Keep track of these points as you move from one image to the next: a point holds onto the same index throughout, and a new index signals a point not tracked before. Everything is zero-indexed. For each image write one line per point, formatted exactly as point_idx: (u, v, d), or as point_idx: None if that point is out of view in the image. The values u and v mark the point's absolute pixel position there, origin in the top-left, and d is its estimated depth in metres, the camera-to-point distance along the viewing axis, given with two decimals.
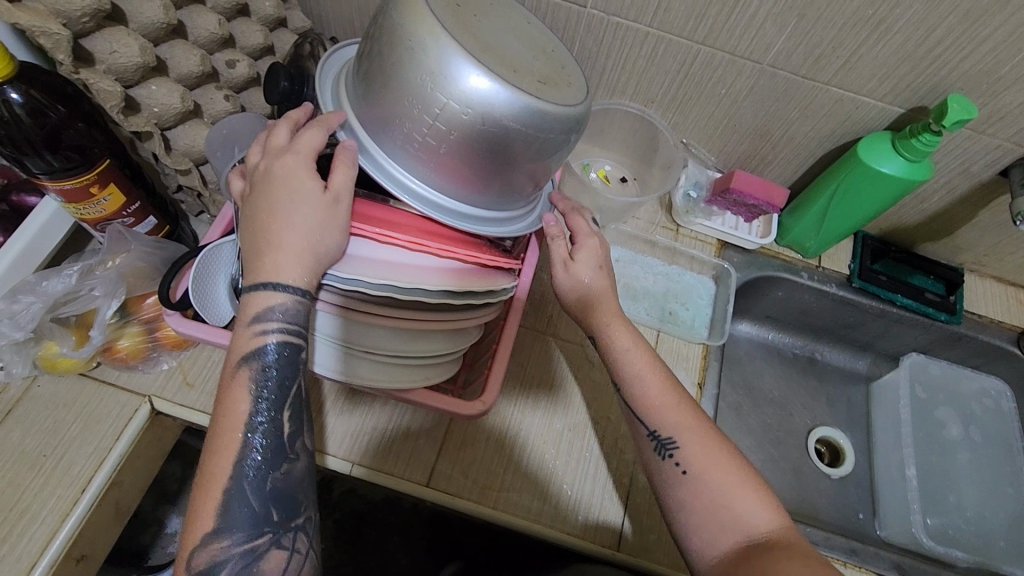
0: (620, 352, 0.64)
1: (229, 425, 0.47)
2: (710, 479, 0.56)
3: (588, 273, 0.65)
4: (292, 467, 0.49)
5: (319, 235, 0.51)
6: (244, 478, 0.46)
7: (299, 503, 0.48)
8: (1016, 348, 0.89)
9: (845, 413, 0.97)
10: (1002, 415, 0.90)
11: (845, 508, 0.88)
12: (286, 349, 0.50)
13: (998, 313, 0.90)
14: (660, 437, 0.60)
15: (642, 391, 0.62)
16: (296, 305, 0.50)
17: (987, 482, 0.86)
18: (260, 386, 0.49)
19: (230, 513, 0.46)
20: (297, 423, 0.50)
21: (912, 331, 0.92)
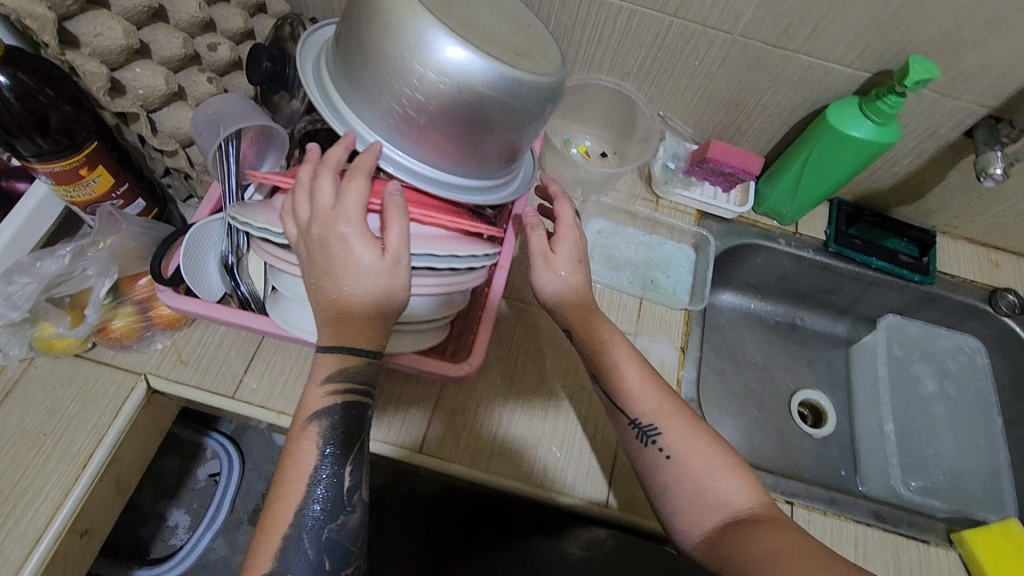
0: (602, 343, 0.66)
1: (294, 475, 0.51)
2: (690, 463, 0.59)
3: (565, 261, 0.65)
4: (347, 519, 0.52)
5: (388, 300, 0.51)
6: (303, 527, 0.50)
7: (348, 553, 0.52)
8: (988, 306, 0.91)
9: (826, 376, 1.00)
10: (976, 372, 0.92)
11: (827, 466, 0.91)
12: (354, 408, 0.53)
13: (970, 273, 0.93)
14: (642, 424, 0.63)
15: (624, 383, 0.65)
16: (367, 367, 0.53)
17: (962, 435, 0.89)
18: (330, 445, 0.52)
19: (285, 558, 0.49)
20: (357, 477, 0.53)
21: (888, 293, 0.95)
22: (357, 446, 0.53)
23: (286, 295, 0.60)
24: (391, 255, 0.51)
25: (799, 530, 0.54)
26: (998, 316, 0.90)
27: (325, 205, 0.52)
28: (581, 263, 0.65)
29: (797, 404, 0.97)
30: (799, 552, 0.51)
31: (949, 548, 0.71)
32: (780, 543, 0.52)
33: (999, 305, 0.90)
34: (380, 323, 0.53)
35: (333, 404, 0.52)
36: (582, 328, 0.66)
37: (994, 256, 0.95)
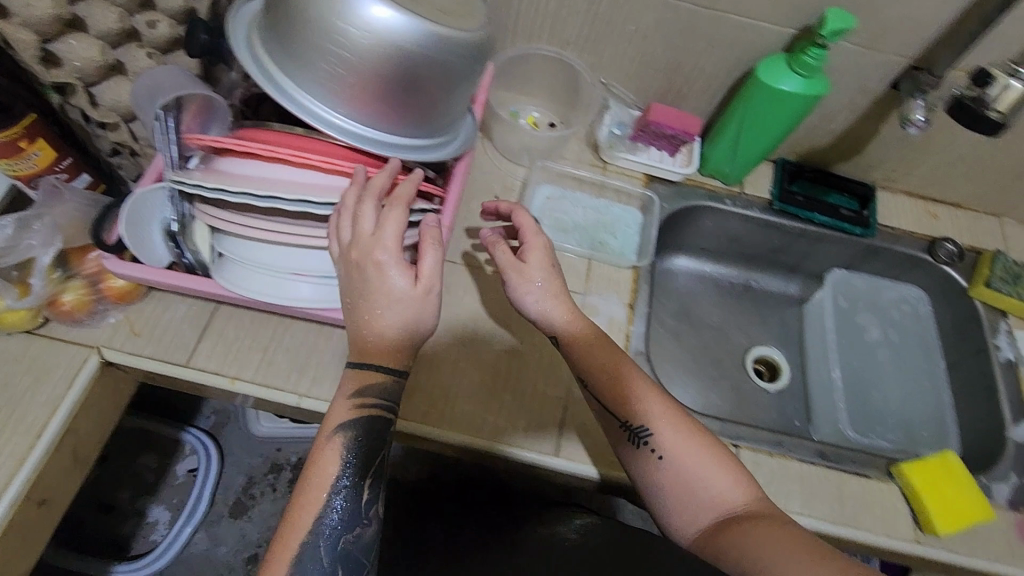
0: (587, 348, 0.69)
1: (316, 484, 0.54)
2: (685, 462, 0.62)
3: (541, 274, 0.70)
4: (364, 532, 0.54)
5: (415, 322, 0.56)
6: (320, 534, 0.52)
7: (362, 566, 0.54)
8: (928, 255, 0.94)
9: (779, 334, 1.03)
10: (916, 321, 0.97)
11: (781, 418, 0.94)
12: (375, 422, 0.57)
13: (910, 225, 0.96)
14: (634, 427, 0.64)
15: (613, 387, 0.66)
16: (394, 384, 0.58)
17: (907, 379, 0.93)
18: (354, 461, 0.55)
19: (301, 564, 0.51)
20: (375, 492, 0.56)
21: (833, 248, 0.98)
22: (377, 459, 0.56)
23: (229, 257, 0.62)
24: (428, 284, 0.55)
25: (794, 523, 0.55)
26: (937, 265, 0.94)
27: (362, 232, 0.55)
28: (552, 267, 0.71)
29: (754, 358, 1.00)
30: (790, 538, 0.53)
31: (891, 483, 0.74)
32: (781, 534, 0.55)
33: (938, 254, 0.93)
34: (407, 344, 0.57)
35: (357, 417, 0.56)
36: (569, 332, 0.69)
37: (933, 208, 0.98)
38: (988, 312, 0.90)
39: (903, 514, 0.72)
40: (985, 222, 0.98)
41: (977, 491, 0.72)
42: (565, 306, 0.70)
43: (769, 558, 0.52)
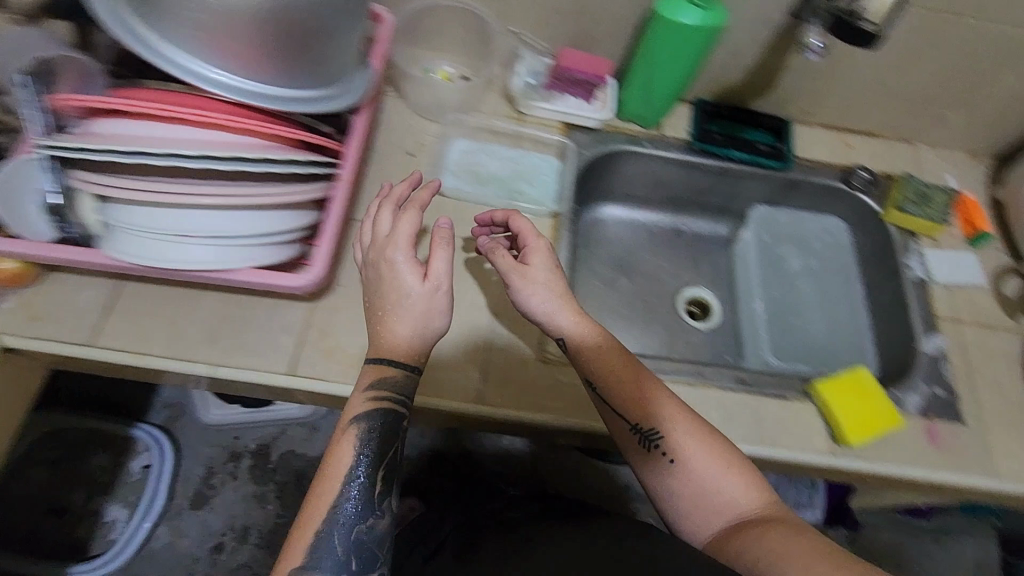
0: (593, 350, 0.67)
1: (331, 474, 0.57)
2: (699, 465, 0.61)
3: (540, 288, 0.68)
4: (377, 523, 0.57)
5: (427, 320, 0.60)
6: (335, 523, 0.55)
7: (375, 555, 0.57)
8: (845, 185, 0.96)
9: (710, 272, 1.04)
10: (835, 248, 0.99)
11: (714, 355, 0.96)
12: (388, 416, 0.60)
13: (826, 156, 0.98)
14: (643, 429, 0.64)
15: (623, 391, 0.65)
16: (406, 377, 0.61)
17: (829, 307, 0.96)
18: (370, 455, 0.58)
19: (316, 552, 0.54)
20: (387, 486, 0.59)
21: (754, 185, 0.99)
22: (389, 454, 0.59)
23: (115, 226, 0.60)
24: (442, 285, 0.59)
25: (803, 531, 0.56)
26: (853, 194, 0.96)
27: (381, 237, 0.63)
28: (557, 268, 0.69)
29: (687, 297, 1.02)
30: (799, 545, 0.54)
31: (808, 402, 0.77)
32: (792, 539, 0.56)
33: (853, 183, 0.96)
34: (418, 342, 0.61)
35: (372, 409, 0.60)
36: (576, 335, 0.67)
37: (849, 138, 1.00)
38: (900, 234, 0.93)
39: (819, 430, 0.75)
40: (897, 147, 1.01)
41: (887, 401, 0.76)
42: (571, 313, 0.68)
43: (789, 564, 0.53)
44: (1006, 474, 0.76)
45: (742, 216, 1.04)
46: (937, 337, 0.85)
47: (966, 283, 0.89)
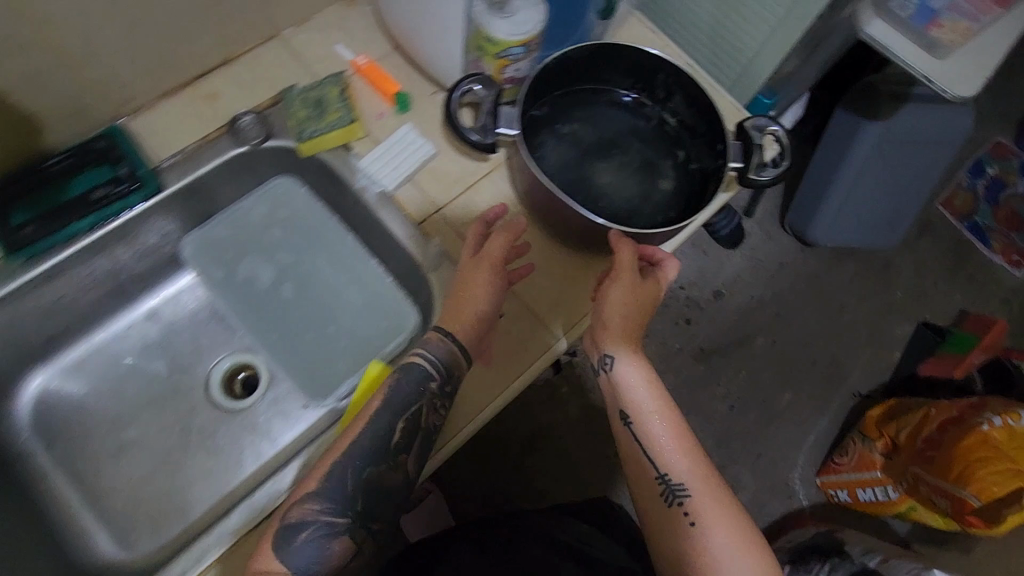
0: (633, 383, 0.65)
1: (366, 412, 0.61)
2: (720, 537, 0.59)
3: (620, 313, 0.65)
4: (386, 474, 0.60)
5: (462, 286, 0.67)
6: (353, 458, 0.59)
7: (379, 505, 0.59)
8: (245, 146, 0.73)
9: (219, 331, 0.81)
10: (302, 212, 0.79)
11: (287, 416, 0.78)
12: (426, 379, 0.63)
13: (194, 131, 0.73)
14: (671, 484, 0.62)
15: (660, 436, 0.63)
16: (442, 346, 0.64)
17: (343, 274, 0.78)
18: (403, 410, 0.61)
19: (329, 484, 0.58)
20: (409, 442, 0.61)
21: (153, 226, 0.73)
22: (413, 411, 0.61)
23: None
24: (495, 261, 0.67)
25: None
26: (262, 148, 0.74)
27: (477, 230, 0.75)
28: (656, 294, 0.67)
29: (221, 378, 0.80)
30: None
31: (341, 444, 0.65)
32: None
33: (249, 138, 0.73)
34: (454, 305, 0.66)
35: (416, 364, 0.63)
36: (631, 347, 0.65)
37: (203, 86, 0.75)
38: (333, 160, 0.75)
39: None
40: (263, 54, 0.77)
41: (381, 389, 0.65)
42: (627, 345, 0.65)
43: None
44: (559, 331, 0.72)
45: (177, 257, 0.78)
46: (433, 245, 0.73)
47: (420, 161, 0.75)
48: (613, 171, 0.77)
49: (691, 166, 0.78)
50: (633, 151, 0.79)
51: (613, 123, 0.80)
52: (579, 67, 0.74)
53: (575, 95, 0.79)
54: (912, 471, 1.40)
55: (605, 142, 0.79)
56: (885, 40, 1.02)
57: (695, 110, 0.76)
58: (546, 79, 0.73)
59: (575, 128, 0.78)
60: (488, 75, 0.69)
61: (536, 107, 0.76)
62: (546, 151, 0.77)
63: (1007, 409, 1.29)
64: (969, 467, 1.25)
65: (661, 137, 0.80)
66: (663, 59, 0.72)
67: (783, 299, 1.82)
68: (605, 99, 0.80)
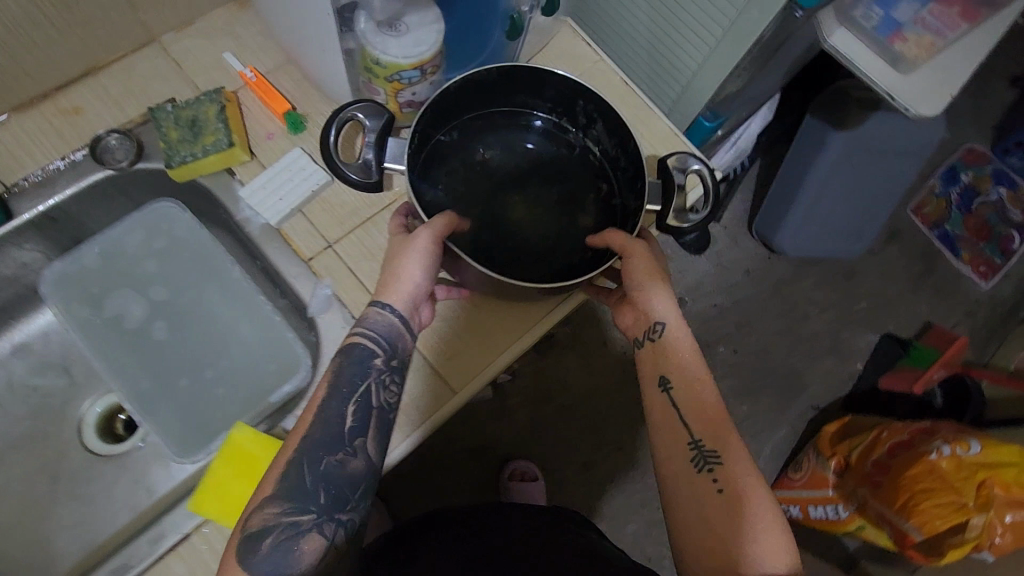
0: (670, 341, 0.62)
1: (313, 407, 0.55)
2: (746, 507, 0.55)
3: (643, 283, 0.62)
4: (347, 459, 0.53)
5: (392, 262, 0.58)
6: (306, 457, 0.53)
7: (346, 493, 0.53)
8: (109, 169, 0.66)
9: (92, 372, 0.75)
10: (186, 240, 0.71)
11: (162, 467, 0.71)
12: (373, 355, 0.57)
13: (51, 151, 0.65)
14: (702, 448, 0.58)
15: (694, 401, 0.60)
16: (385, 319, 0.57)
17: (228, 311, 0.71)
18: (350, 393, 0.55)
19: (287, 484, 0.52)
20: (363, 422, 0.55)
21: (8, 256, 0.66)
22: (362, 387, 0.56)
23: None
24: (436, 231, 0.57)
25: None
26: (131, 170, 0.66)
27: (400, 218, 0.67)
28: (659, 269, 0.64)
29: (95, 425, 0.74)
30: None
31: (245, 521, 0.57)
32: None
33: (113, 162, 0.65)
34: (386, 280, 0.58)
35: (353, 344, 0.57)
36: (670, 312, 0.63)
37: (65, 100, 0.67)
38: (213, 185, 0.67)
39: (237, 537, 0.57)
40: (137, 64, 0.69)
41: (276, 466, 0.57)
42: (670, 307, 0.63)
43: None
44: (455, 387, 0.66)
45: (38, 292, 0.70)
46: (323, 286, 0.66)
47: (309, 191, 0.67)
48: (527, 209, 0.71)
49: (615, 205, 0.71)
50: (553, 183, 0.72)
51: (532, 151, 0.73)
52: (488, 88, 0.67)
53: (489, 118, 0.72)
54: (862, 494, 1.24)
55: (521, 173, 0.72)
56: (851, 54, 0.90)
57: (617, 142, 0.69)
58: (450, 104, 0.66)
59: (488, 155, 0.71)
60: (378, 102, 0.60)
61: (441, 132, 0.68)
62: (454, 182, 0.70)
63: (957, 437, 1.15)
64: (914, 498, 1.13)
65: (584, 169, 0.73)
66: (581, 84, 0.65)
67: (746, 309, 1.64)
68: (523, 124, 0.73)
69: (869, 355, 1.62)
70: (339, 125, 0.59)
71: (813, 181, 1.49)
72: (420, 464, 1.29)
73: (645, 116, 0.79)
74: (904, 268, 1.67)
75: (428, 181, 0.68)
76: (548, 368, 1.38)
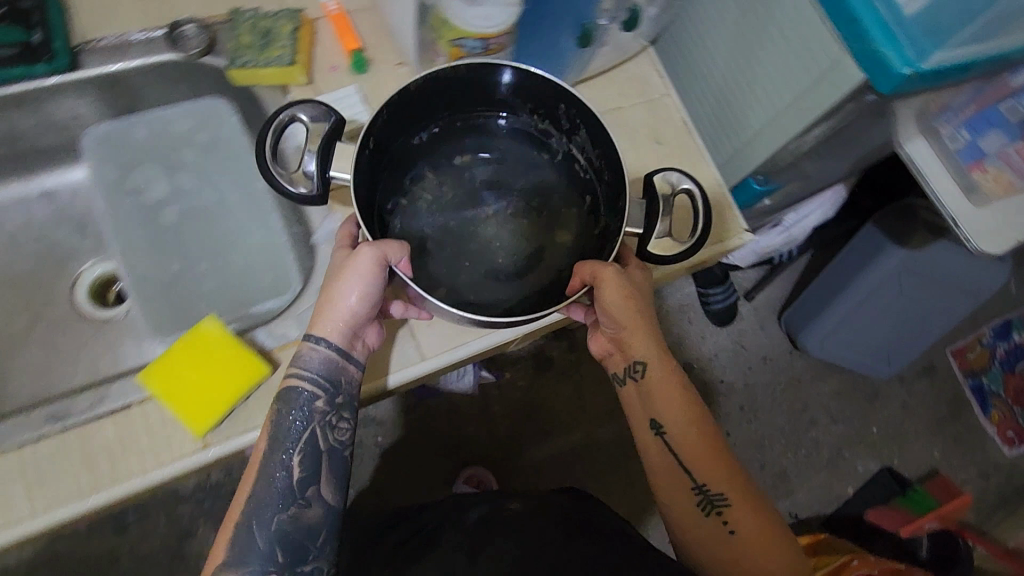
0: (663, 388, 0.65)
1: (252, 462, 0.56)
2: (753, 538, 0.62)
3: (627, 312, 0.62)
4: (301, 510, 0.55)
5: (329, 293, 0.57)
6: (255, 521, 0.54)
7: (306, 545, 0.55)
8: (178, 53, 0.69)
9: (94, 236, 0.77)
10: (227, 142, 0.74)
11: (133, 345, 0.73)
12: (312, 399, 0.57)
13: (134, 22, 0.68)
14: (707, 491, 0.63)
15: (691, 445, 0.64)
16: (325, 357, 0.57)
17: (238, 219, 0.74)
18: (294, 445, 0.56)
19: (237, 549, 0.53)
20: (311, 472, 0.56)
21: (63, 105, 0.69)
22: (302, 438, 0.56)
23: None
24: (380, 255, 0.55)
25: None
26: (196, 61, 0.69)
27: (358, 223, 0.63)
28: (635, 298, 0.62)
29: (90, 286, 0.76)
30: None
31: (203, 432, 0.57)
32: None
33: (184, 48, 0.68)
34: (320, 314, 0.57)
35: (293, 384, 0.57)
36: (660, 360, 0.65)
37: None
38: (265, 95, 0.70)
39: (168, 429, 0.57)
40: None
41: (230, 359, 0.58)
42: (654, 347, 0.65)
43: None
44: (429, 352, 0.67)
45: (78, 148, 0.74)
46: (331, 219, 0.67)
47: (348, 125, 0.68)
48: (501, 227, 0.69)
49: (595, 224, 0.68)
50: (534, 196, 0.70)
51: (516, 161, 0.71)
52: (458, 88, 0.64)
53: (468, 123, 0.70)
54: None
55: (498, 182, 0.70)
56: (924, 166, 0.84)
57: (601, 152, 0.65)
58: (413, 106, 0.64)
59: (467, 160, 0.70)
60: (310, 104, 0.61)
61: (414, 132, 0.67)
62: (427, 185, 0.69)
63: None
64: None
65: (570, 180, 0.70)
66: (559, 86, 0.62)
67: (752, 394, 1.58)
68: (501, 125, 0.70)
69: (863, 483, 1.53)
70: (280, 131, 0.60)
71: (851, 296, 1.42)
72: (381, 438, 1.29)
73: (696, 161, 0.80)
74: (927, 407, 1.59)
75: (392, 179, 0.67)
76: (535, 388, 1.35)
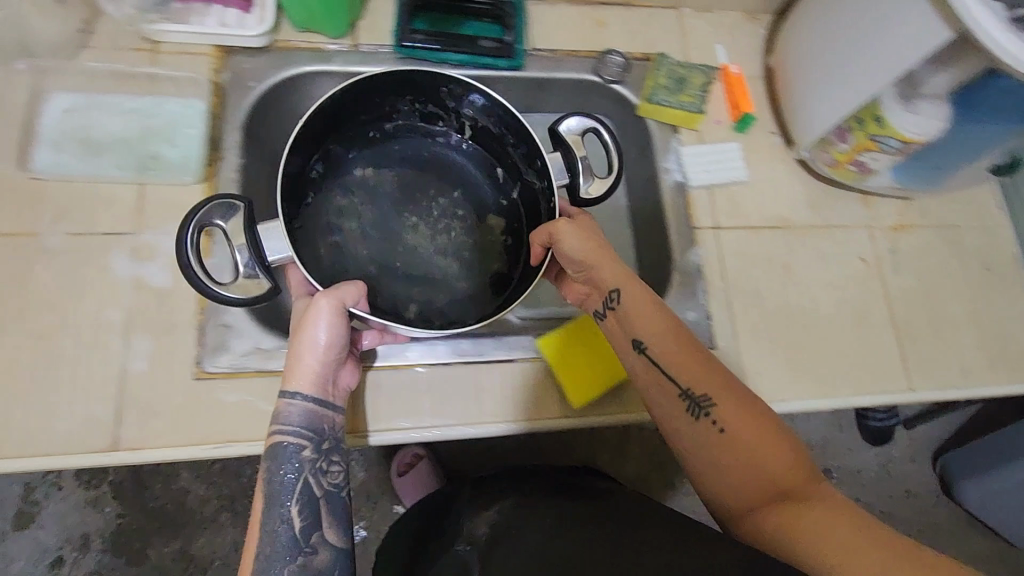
0: (630, 304, 0.58)
1: (251, 517, 0.53)
2: (744, 434, 0.52)
3: (584, 249, 0.60)
4: (310, 558, 0.52)
5: (297, 346, 0.56)
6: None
7: None
8: (597, 77, 0.79)
9: None
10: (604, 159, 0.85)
11: None
12: (300, 450, 0.55)
13: (571, 42, 0.80)
14: (693, 394, 0.55)
15: (667, 356, 0.56)
16: (308, 410, 0.56)
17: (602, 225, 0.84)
18: (287, 494, 0.54)
19: None
20: (314, 517, 0.54)
21: None
22: (295, 488, 0.54)
23: None
24: (336, 301, 0.56)
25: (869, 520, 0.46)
26: (608, 86, 0.80)
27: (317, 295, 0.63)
28: (596, 236, 0.61)
29: None
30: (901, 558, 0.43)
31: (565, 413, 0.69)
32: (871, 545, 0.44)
33: (605, 73, 0.78)
34: (291, 359, 0.56)
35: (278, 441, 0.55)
36: (629, 284, 0.59)
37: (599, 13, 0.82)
38: (658, 130, 0.79)
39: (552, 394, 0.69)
40: (658, 17, 0.83)
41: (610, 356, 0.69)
42: (621, 270, 0.59)
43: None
44: None
45: None
46: (696, 251, 0.75)
47: (728, 179, 0.78)
48: (425, 234, 0.78)
49: (507, 191, 0.78)
50: (455, 199, 0.79)
51: (435, 161, 0.78)
52: (347, 110, 0.69)
53: (361, 135, 0.75)
54: None
55: (411, 184, 0.78)
56: None
57: (495, 120, 0.70)
58: (311, 137, 0.68)
59: (366, 171, 0.77)
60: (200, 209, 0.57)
61: (312, 165, 0.72)
62: (345, 202, 0.76)
63: None
64: None
65: (474, 158, 0.78)
66: (457, 79, 0.67)
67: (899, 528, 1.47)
68: (384, 124, 0.75)
69: None
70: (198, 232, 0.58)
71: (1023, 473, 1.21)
72: None
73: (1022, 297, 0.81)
74: None
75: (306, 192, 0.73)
76: None
